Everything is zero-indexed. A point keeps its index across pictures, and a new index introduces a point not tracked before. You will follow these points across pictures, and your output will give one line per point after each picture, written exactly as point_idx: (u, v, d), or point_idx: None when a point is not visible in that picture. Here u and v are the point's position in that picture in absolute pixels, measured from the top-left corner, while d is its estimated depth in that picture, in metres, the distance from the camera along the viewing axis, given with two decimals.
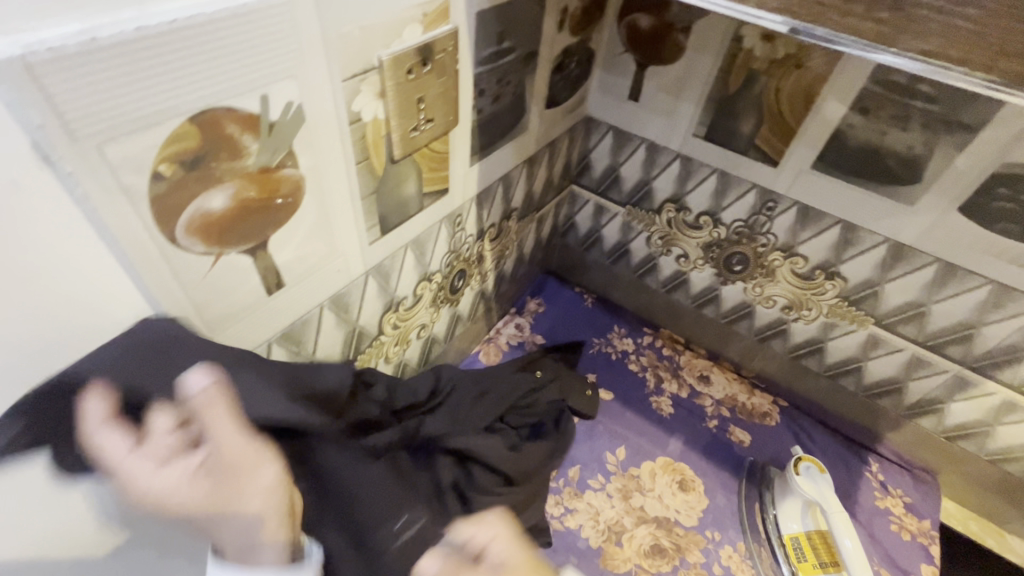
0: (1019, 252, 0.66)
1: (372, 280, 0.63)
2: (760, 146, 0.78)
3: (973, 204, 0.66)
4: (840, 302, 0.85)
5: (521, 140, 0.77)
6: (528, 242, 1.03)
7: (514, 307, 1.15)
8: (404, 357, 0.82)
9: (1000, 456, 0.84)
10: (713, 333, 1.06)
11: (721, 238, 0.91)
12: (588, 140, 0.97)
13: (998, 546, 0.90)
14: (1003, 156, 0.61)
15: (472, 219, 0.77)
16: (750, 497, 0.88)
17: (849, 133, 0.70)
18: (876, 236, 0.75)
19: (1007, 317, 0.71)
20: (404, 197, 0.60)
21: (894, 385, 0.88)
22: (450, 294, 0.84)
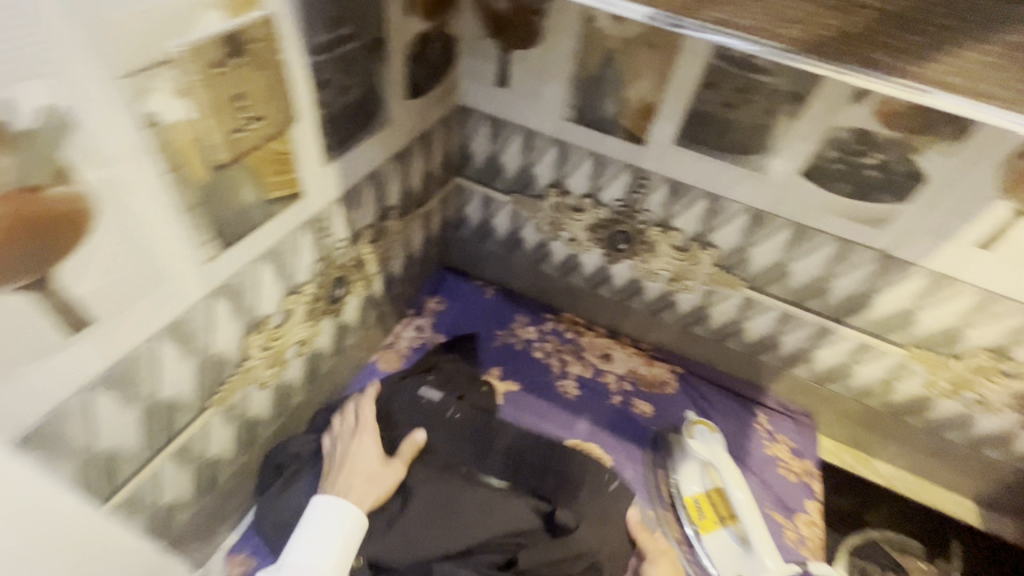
0: (854, 208, 0.73)
1: (221, 300, 0.57)
2: (627, 126, 0.80)
3: (814, 168, 0.72)
4: (716, 270, 0.89)
5: (385, 134, 0.73)
6: (417, 239, 0.99)
7: (412, 308, 1.10)
8: (285, 379, 0.75)
9: (862, 393, 0.93)
10: (610, 312, 1.08)
11: (604, 219, 0.93)
12: (464, 130, 0.94)
13: (868, 473, 0.99)
14: (830, 122, 0.67)
15: (340, 222, 0.71)
16: (655, 466, 0.91)
17: (702, 108, 0.73)
18: (737, 204, 0.80)
19: (851, 268, 0.78)
20: (243, 205, 0.54)
21: (770, 341, 0.94)
22: (329, 304, 0.78)
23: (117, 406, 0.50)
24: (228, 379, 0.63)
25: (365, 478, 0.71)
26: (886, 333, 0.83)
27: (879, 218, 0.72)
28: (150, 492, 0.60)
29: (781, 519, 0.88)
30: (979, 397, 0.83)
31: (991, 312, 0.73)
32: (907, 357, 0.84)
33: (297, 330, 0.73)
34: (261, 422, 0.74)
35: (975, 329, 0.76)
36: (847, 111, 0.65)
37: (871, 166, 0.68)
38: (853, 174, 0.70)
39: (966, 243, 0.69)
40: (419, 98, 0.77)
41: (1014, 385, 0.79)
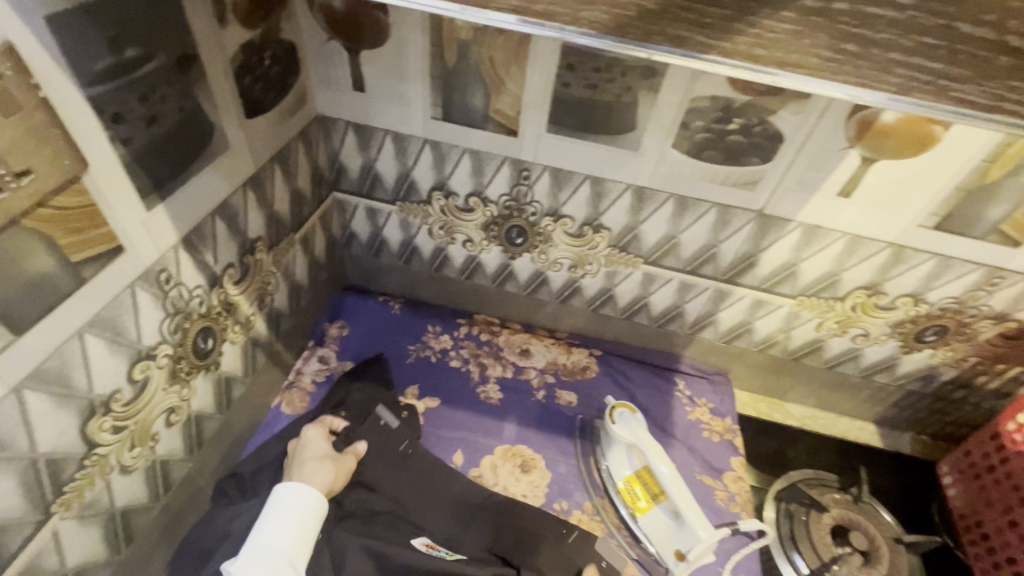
0: (727, 174, 0.74)
1: (33, 393, 0.47)
2: (497, 119, 0.76)
3: (684, 139, 0.72)
4: (612, 251, 0.88)
5: (226, 161, 0.64)
6: (300, 267, 0.91)
7: (312, 339, 1.01)
8: (158, 456, 0.66)
9: (765, 345, 0.97)
10: (521, 307, 1.05)
11: (495, 216, 0.89)
12: (330, 141, 0.86)
13: (782, 417, 1.05)
14: (690, 92, 0.67)
15: (188, 269, 0.62)
16: (586, 455, 0.91)
17: (566, 92, 0.71)
18: (619, 184, 0.79)
19: (735, 231, 0.80)
20: (35, 277, 0.44)
21: (675, 310, 0.96)
22: (198, 360, 0.69)
23: None
24: (73, 478, 0.53)
25: (320, 460, 0.76)
26: (776, 287, 0.86)
27: (751, 180, 0.73)
28: None
29: (711, 482, 0.90)
30: (864, 332, 0.89)
31: (860, 253, 0.78)
32: (797, 306, 0.88)
33: (160, 400, 0.63)
34: (136, 510, 0.64)
35: (850, 271, 0.80)
36: (701, 79, 0.65)
37: (735, 131, 0.69)
38: (719, 141, 0.71)
39: (829, 193, 0.72)
40: (262, 114, 0.69)
41: (890, 316, 0.85)
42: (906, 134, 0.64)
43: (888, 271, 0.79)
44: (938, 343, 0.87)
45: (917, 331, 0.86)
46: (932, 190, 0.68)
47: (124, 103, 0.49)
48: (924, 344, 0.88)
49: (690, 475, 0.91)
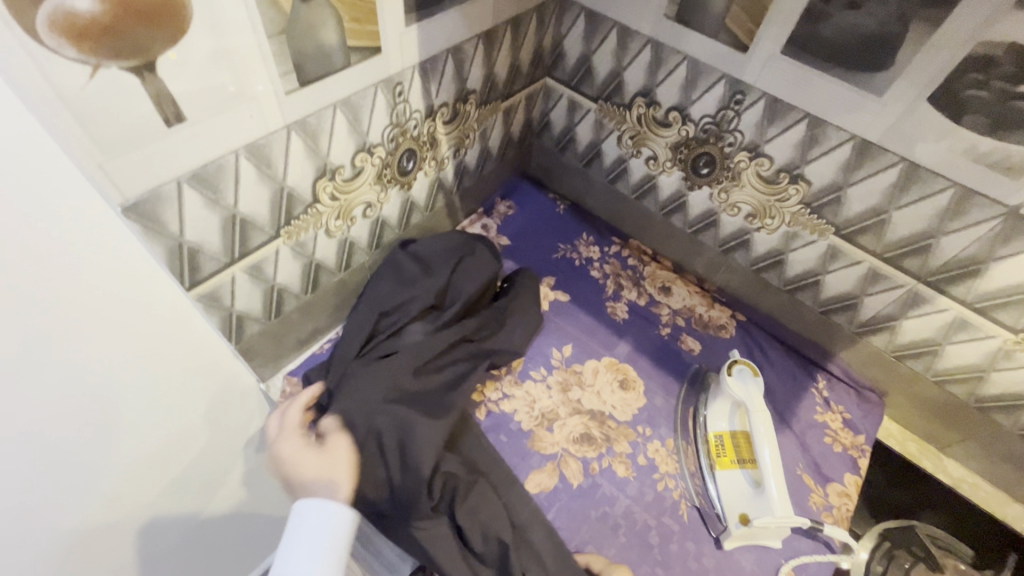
0: (988, 150, 0.61)
1: (297, 136, 0.62)
2: (731, 28, 0.72)
3: (948, 94, 0.61)
4: (803, 209, 0.81)
5: (472, 9, 0.73)
6: (496, 135, 1.00)
7: (482, 208, 1.13)
8: (350, 236, 0.83)
9: (946, 377, 0.82)
10: (681, 245, 1.03)
11: (689, 136, 0.87)
12: (561, 23, 0.90)
13: (933, 468, 0.89)
14: (979, 35, 0.56)
15: (416, 92, 0.74)
16: (687, 400, 0.90)
17: (821, 10, 0.64)
18: (842, 132, 0.71)
19: (968, 226, 0.67)
20: (322, 45, 0.58)
21: (848, 300, 0.85)
22: (399, 174, 0.83)
23: (204, 209, 0.59)
24: (298, 216, 0.71)
25: None
26: (994, 311, 0.71)
27: (1019, 166, 0.60)
28: (228, 295, 0.70)
29: (811, 484, 0.83)
30: None
31: None
32: (1013, 344, 0.72)
33: (365, 191, 0.79)
34: (325, 267, 0.82)
35: None
36: (1005, 20, 0.54)
37: (1023, 96, 0.56)
38: (997, 106, 0.58)
39: None
40: None
41: None
42: None
43: None
44: None
45: None
46: None
47: None
48: None
49: (790, 468, 0.84)
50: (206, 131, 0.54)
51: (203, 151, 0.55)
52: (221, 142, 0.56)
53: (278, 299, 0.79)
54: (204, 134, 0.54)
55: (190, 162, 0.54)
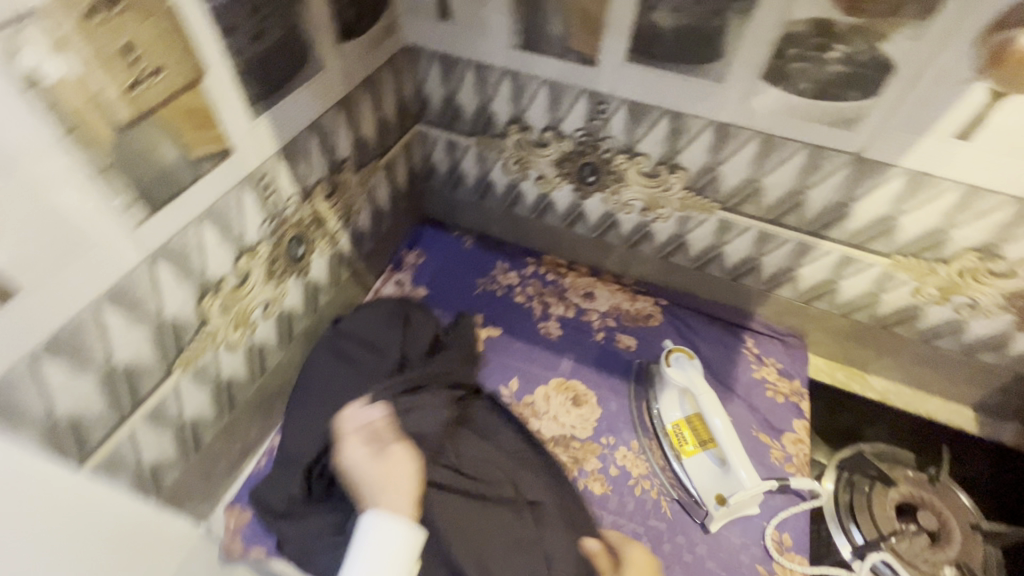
0: (822, 111, 0.68)
1: (163, 264, 0.57)
2: (577, 48, 0.75)
3: (777, 70, 0.66)
4: (688, 194, 0.85)
5: (321, 82, 0.70)
6: (383, 191, 0.97)
7: (391, 264, 1.09)
8: (256, 341, 0.76)
9: (849, 308, 0.90)
10: (591, 250, 1.06)
11: (569, 151, 0.89)
12: (417, 71, 0.90)
13: (862, 389, 0.97)
14: (786, 16, 0.62)
15: (286, 178, 0.70)
16: (638, 397, 0.92)
17: (650, 17, 0.68)
18: (700, 120, 0.76)
19: (826, 177, 0.74)
20: (164, 165, 0.53)
21: (750, 263, 0.91)
22: (291, 263, 0.78)
23: (72, 375, 0.52)
24: (190, 343, 0.64)
25: None
26: (868, 243, 0.79)
27: (851, 118, 0.67)
28: (131, 451, 0.62)
29: (768, 440, 0.88)
30: (971, 302, 0.79)
31: (977, 207, 0.69)
32: (891, 267, 0.80)
33: (258, 292, 0.73)
34: (237, 381, 0.75)
35: (961, 229, 0.72)
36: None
37: (836, 60, 0.63)
38: (819, 72, 0.65)
39: (943, 134, 0.64)
40: (353, 39, 0.73)
41: (1004, 285, 0.75)
42: None
43: (1009, 231, 0.69)
44: None
45: None
46: None
47: (236, 17, 0.55)
48: None
49: (746, 431, 0.89)
50: (50, 295, 0.47)
51: (52, 318, 0.48)
52: (72, 301, 0.49)
53: (194, 432, 0.71)
54: (48, 300, 0.47)
55: (39, 334, 0.47)
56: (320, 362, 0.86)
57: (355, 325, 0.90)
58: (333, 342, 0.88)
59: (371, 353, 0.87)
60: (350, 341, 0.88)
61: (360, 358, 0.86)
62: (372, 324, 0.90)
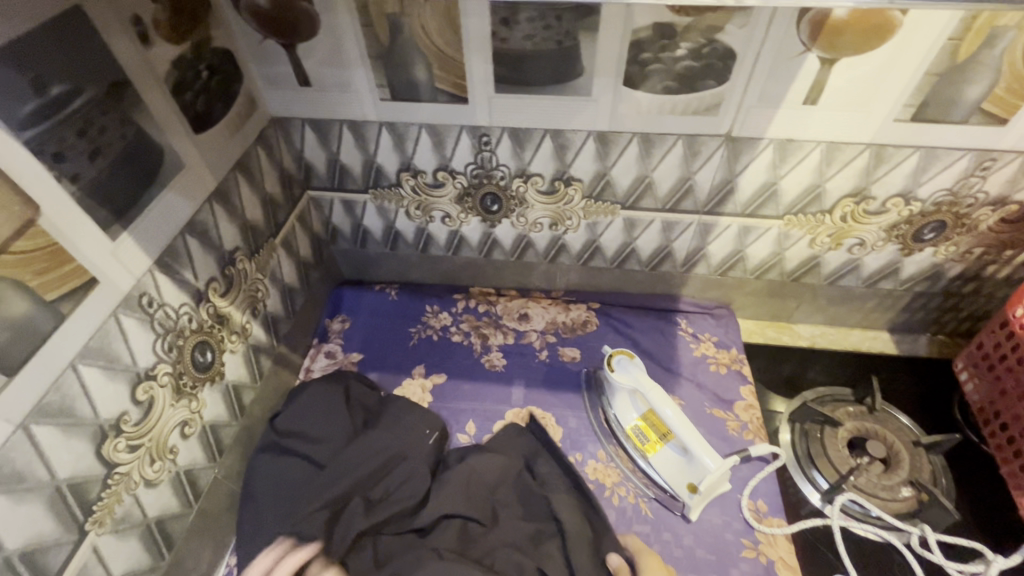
0: (686, 103, 0.71)
1: (43, 425, 0.51)
2: (445, 89, 0.75)
3: (636, 74, 0.69)
4: (588, 202, 0.87)
5: (184, 180, 0.65)
6: (287, 268, 0.92)
7: (316, 337, 1.04)
8: (180, 466, 0.70)
9: (760, 270, 0.95)
10: (514, 273, 1.06)
11: (466, 186, 0.89)
12: (291, 141, 0.86)
13: (792, 340, 1.03)
14: (629, 25, 0.64)
15: (169, 289, 0.65)
16: (594, 406, 0.93)
17: (506, 48, 0.69)
18: (580, 132, 0.77)
19: (707, 160, 0.78)
20: (15, 320, 0.47)
21: (663, 251, 0.95)
22: (201, 373, 0.72)
23: None
24: (100, 497, 0.58)
25: None
26: (760, 211, 0.84)
27: (712, 105, 0.71)
28: None
29: (722, 414, 0.90)
30: (860, 241, 0.86)
31: (840, 159, 0.74)
32: (785, 227, 0.86)
33: (170, 415, 0.67)
34: (170, 516, 0.69)
35: (832, 180, 0.77)
36: (639, 9, 0.62)
37: (685, 56, 0.67)
38: (673, 70, 0.68)
39: (794, 102, 0.69)
40: (210, 127, 0.69)
41: (882, 220, 0.82)
42: (863, 27, 0.60)
43: (872, 174, 0.76)
44: (938, 239, 0.84)
45: (914, 231, 0.83)
46: (902, 81, 0.65)
47: (63, 141, 0.50)
48: (924, 244, 0.84)
49: (700, 411, 0.91)
50: None
51: None
52: None
53: None
54: None
55: None
56: (265, 468, 0.80)
57: (292, 419, 0.85)
58: (273, 444, 0.83)
59: (318, 442, 0.82)
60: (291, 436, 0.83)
61: (306, 452, 0.82)
62: (312, 413, 0.86)
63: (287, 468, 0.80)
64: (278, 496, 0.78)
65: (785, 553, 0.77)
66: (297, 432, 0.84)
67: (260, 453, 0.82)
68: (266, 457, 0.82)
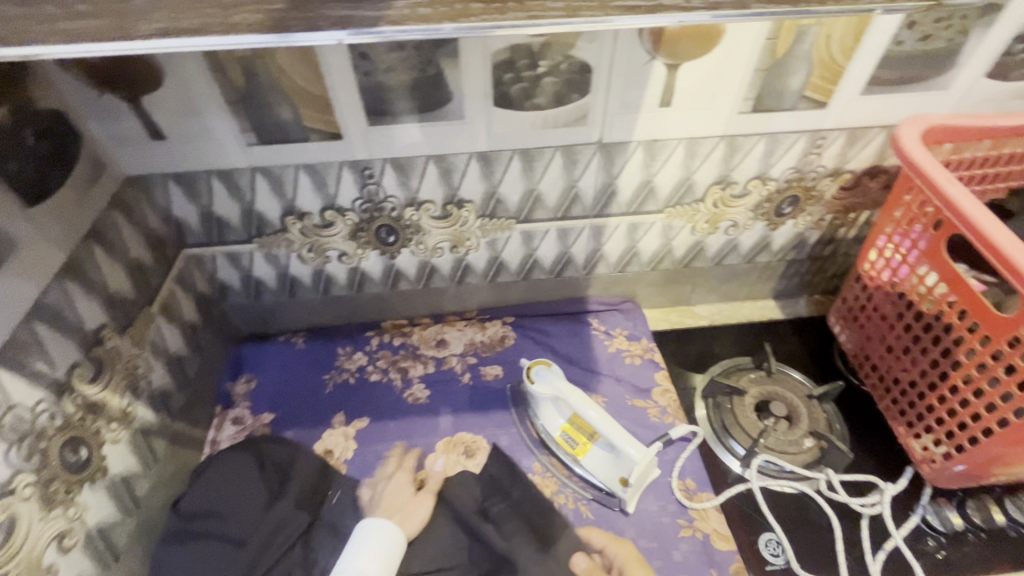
0: (556, 117, 0.74)
1: None
2: (316, 127, 0.73)
3: (504, 95, 0.71)
4: (483, 221, 0.88)
5: (21, 262, 0.58)
6: (171, 337, 0.84)
7: (219, 404, 0.96)
8: None
9: (655, 261, 1.01)
10: (423, 301, 1.04)
11: (357, 222, 0.86)
12: (153, 199, 0.79)
13: (694, 320, 1.10)
14: (488, 49, 0.66)
15: (18, 388, 0.57)
16: (522, 419, 0.93)
17: (372, 81, 0.68)
18: (462, 155, 0.78)
19: (586, 167, 0.82)
20: None
21: (564, 258, 0.98)
22: (75, 474, 0.64)
23: None
24: None
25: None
26: (643, 208, 0.89)
27: (581, 115, 0.74)
28: None
29: (643, 403, 0.94)
30: (733, 223, 0.94)
31: (701, 152, 0.81)
32: (668, 219, 0.92)
33: (40, 531, 0.58)
34: None
35: (699, 172, 0.84)
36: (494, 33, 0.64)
37: (545, 73, 0.70)
38: (538, 86, 0.71)
39: (652, 106, 0.74)
40: (46, 199, 0.62)
41: (747, 202, 0.90)
42: (696, 34, 0.66)
43: (730, 162, 0.83)
44: (795, 212, 0.93)
45: (775, 207, 0.92)
46: (738, 78, 0.72)
47: None
48: (785, 217, 0.94)
49: (623, 404, 0.95)
50: None
51: None
52: None
53: None
54: None
55: None
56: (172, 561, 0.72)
57: (199, 498, 0.77)
58: (180, 530, 0.74)
59: (233, 518, 0.76)
60: (201, 518, 0.75)
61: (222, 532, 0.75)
62: (222, 488, 0.78)
63: (199, 554, 0.72)
64: None
65: (718, 523, 0.81)
66: (207, 512, 0.76)
67: (166, 544, 0.73)
68: (172, 548, 0.73)
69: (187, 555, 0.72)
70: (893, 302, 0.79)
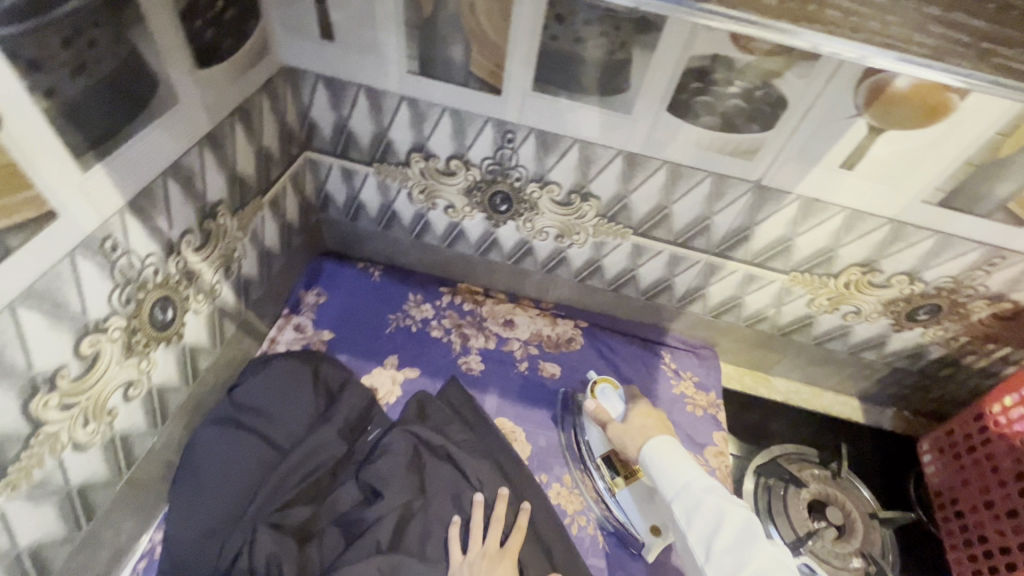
0: (724, 142, 0.69)
1: None
2: (480, 76, 0.70)
3: (681, 104, 0.66)
4: (601, 221, 0.84)
5: (177, 118, 0.58)
6: (270, 230, 0.85)
7: (288, 307, 0.97)
8: (117, 430, 0.63)
9: (754, 319, 0.94)
10: (506, 277, 1.01)
11: (477, 180, 0.84)
12: (299, 95, 0.79)
13: (768, 391, 1.03)
14: (687, 52, 0.61)
15: (137, 238, 0.58)
16: (566, 427, 0.90)
17: (555, 47, 0.65)
18: (610, 149, 0.74)
19: (730, 203, 0.76)
20: None
21: (663, 284, 0.93)
22: (157, 331, 0.65)
23: None
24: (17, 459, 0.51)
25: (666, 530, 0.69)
26: (769, 262, 0.83)
27: (750, 149, 0.69)
28: None
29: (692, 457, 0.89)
30: (856, 310, 0.86)
31: (859, 229, 0.74)
32: (790, 282, 0.85)
33: (115, 374, 0.60)
34: (95, 485, 0.62)
35: (846, 247, 0.77)
36: (703, 36, 0.59)
37: (735, 94, 0.64)
38: (720, 105, 0.65)
39: (831, 164, 0.68)
40: (214, 63, 0.62)
41: (883, 293, 0.82)
42: (919, 103, 0.59)
43: (886, 248, 0.75)
44: (929, 322, 0.85)
45: (909, 310, 0.83)
46: (940, 165, 0.64)
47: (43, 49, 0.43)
48: (916, 323, 0.85)
49: None
50: None
51: None
52: None
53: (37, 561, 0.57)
54: None
55: None
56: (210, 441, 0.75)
57: (252, 391, 0.80)
58: (228, 417, 0.78)
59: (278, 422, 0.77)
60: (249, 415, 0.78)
61: (263, 431, 0.77)
62: (275, 391, 0.81)
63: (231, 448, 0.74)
64: (223, 475, 0.73)
65: None
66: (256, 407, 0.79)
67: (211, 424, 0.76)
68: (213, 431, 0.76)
69: (224, 444, 0.75)
70: (1015, 459, 0.77)
